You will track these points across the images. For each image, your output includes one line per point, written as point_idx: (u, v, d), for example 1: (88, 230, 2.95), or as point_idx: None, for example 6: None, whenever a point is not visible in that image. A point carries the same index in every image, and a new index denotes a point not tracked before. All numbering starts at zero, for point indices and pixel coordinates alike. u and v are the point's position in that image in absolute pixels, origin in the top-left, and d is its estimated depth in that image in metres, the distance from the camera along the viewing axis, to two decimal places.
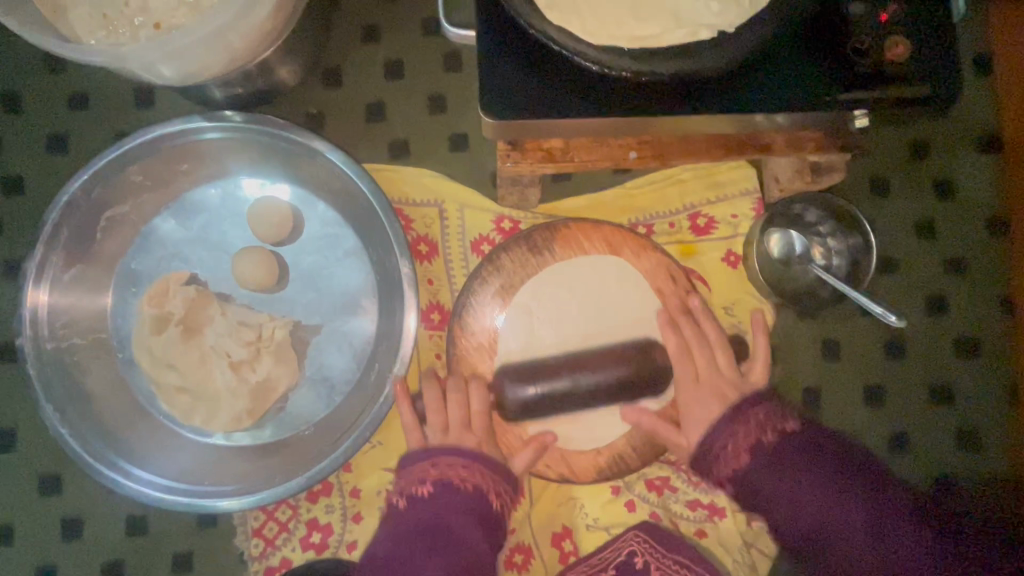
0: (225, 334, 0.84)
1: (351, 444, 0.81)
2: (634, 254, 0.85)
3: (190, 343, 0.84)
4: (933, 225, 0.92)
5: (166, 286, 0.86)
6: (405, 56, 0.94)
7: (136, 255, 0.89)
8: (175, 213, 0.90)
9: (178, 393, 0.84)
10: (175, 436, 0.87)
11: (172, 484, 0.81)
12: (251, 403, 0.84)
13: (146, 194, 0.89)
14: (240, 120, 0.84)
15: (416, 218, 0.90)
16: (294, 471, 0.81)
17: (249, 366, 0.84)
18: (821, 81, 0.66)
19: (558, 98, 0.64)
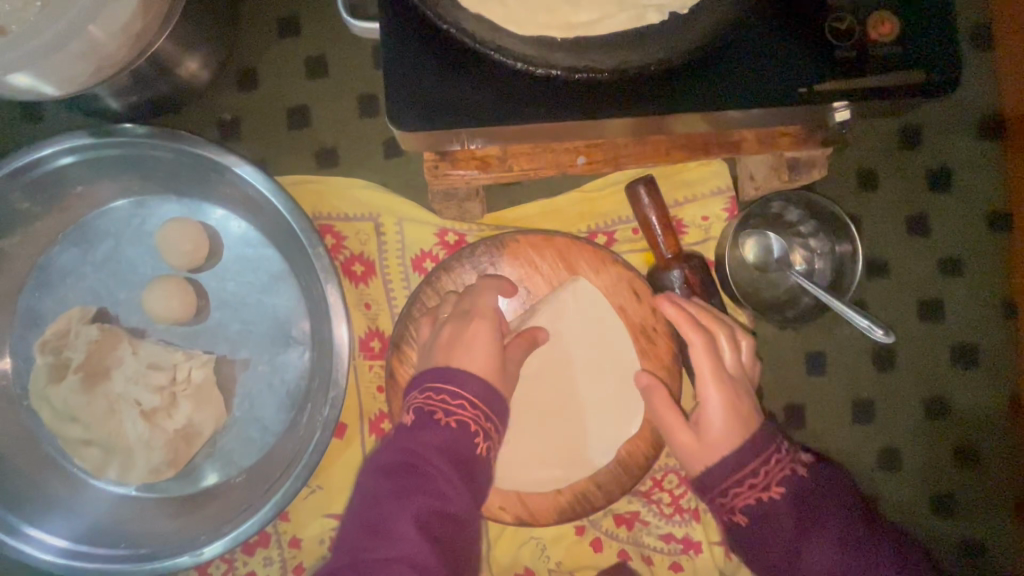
0: (135, 379, 0.74)
1: (281, 498, 0.72)
2: (592, 270, 0.75)
3: (96, 392, 0.74)
4: (926, 220, 0.83)
5: (67, 326, 0.76)
6: (328, 50, 0.82)
7: (35, 291, 0.79)
8: (76, 241, 0.80)
9: (88, 446, 0.76)
10: (92, 487, 0.79)
11: (80, 547, 0.73)
12: (169, 454, 0.75)
13: (40, 221, 0.78)
14: (134, 134, 0.73)
15: (349, 235, 0.81)
16: (221, 528, 0.73)
17: (164, 414, 0.74)
18: (796, 67, 0.55)
19: (482, 101, 0.53)
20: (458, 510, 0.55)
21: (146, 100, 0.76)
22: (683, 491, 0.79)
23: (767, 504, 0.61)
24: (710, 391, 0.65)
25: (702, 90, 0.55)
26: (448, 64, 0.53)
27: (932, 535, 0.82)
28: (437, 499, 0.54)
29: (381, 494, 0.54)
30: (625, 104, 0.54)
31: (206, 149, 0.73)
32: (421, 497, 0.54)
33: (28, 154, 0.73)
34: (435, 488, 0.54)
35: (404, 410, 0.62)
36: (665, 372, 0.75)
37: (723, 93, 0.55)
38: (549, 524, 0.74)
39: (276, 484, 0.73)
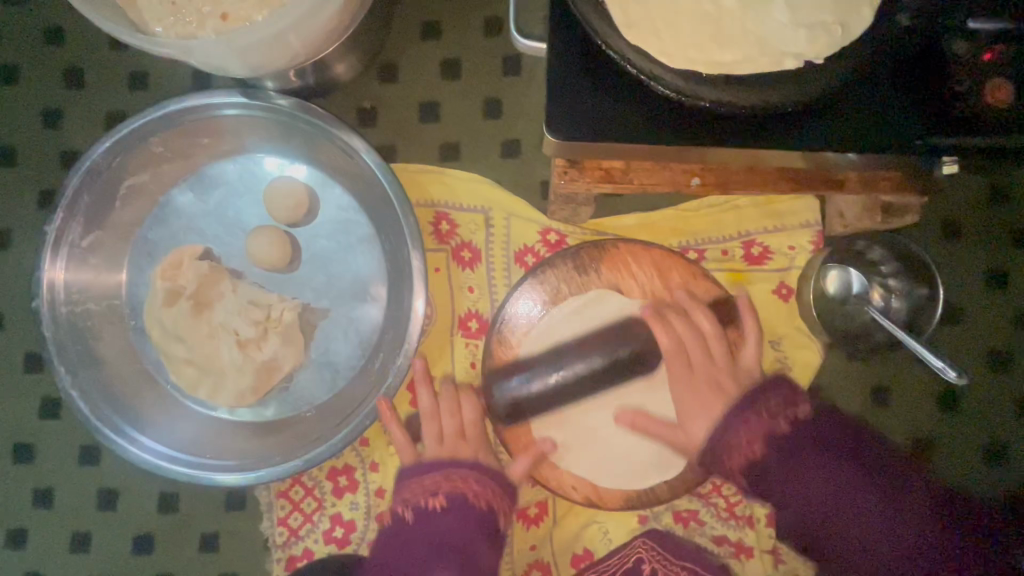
0: (235, 313, 0.84)
1: (350, 432, 0.81)
2: (683, 281, 0.82)
3: (201, 318, 0.84)
4: (1005, 275, 0.87)
5: (180, 258, 0.86)
6: (463, 56, 0.92)
7: (153, 225, 0.89)
8: (194, 185, 0.90)
9: (186, 364, 0.86)
10: (181, 405, 0.89)
11: (171, 451, 0.83)
12: (255, 381, 0.85)
13: (167, 164, 0.89)
14: (284, 106, 0.84)
15: (462, 223, 0.89)
16: (294, 452, 0.82)
17: (256, 345, 0.85)
18: (913, 121, 0.61)
19: (627, 121, 0.60)
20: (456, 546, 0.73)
21: (303, 85, 0.86)
22: (739, 498, 0.85)
23: (756, 459, 0.70)
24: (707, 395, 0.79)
25: (826, 132, 0.61)
26: (601, 87, 0.60)
27: None
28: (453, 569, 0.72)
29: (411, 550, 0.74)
30: (755, 138, 0.60)
31: (332, 123, 0.83)
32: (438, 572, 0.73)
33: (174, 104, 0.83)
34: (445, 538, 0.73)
35: (424, 493, 0.76)
36: None
37: (842, 137, 0.61)
38: (614, 508, 0.81)
39: (346, 420, 0.83)
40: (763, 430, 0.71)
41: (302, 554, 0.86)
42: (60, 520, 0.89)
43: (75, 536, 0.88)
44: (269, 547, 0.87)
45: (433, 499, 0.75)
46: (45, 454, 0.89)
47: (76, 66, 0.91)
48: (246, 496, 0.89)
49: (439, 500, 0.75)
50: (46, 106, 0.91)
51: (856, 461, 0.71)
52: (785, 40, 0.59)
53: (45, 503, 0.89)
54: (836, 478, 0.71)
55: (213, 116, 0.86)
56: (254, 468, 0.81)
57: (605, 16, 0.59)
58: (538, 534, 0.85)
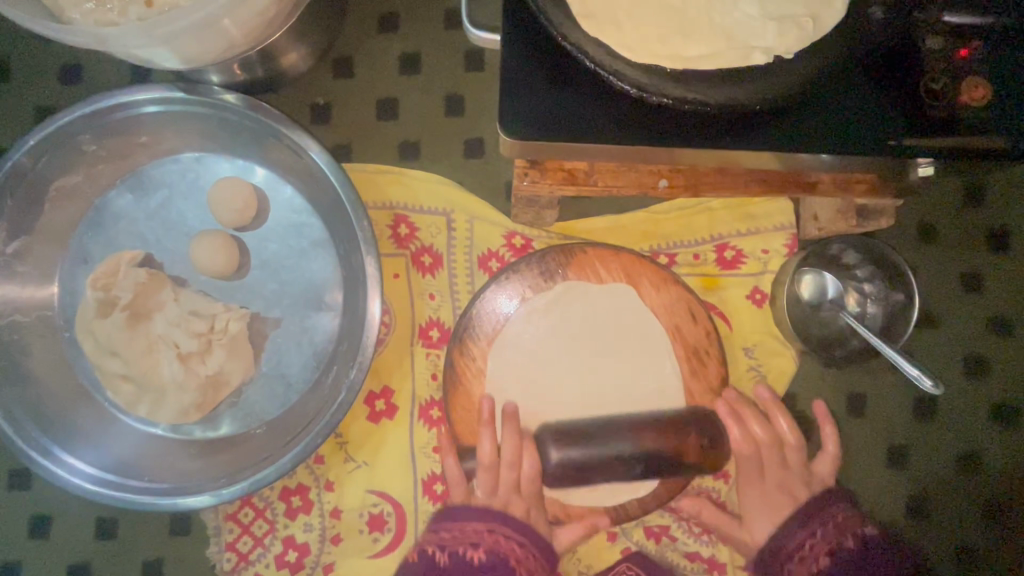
0: (175, 323, 0.78)
1: (300, 451, 0.76)
2: (653, 287, 0.78)
3: (138, 330, 0.78)
4: (980, 278, 0.85)
5: (117, 265, 0.80)
6: (423, 50, 0.87)
7: (88, 230, 0.83)
8: (132, 187, 0.84)
9: (123, 380, 0.79)
10: (120, 423, 0.83)
11: (104, 474, 0.77)
12: (199, 397, 0.79)
13: (101, 164, 0.82)
14: (226, 101, 0.78)
15: (422, 226, 0.84)
16: (240, 473, 0.76)
17: (199, 359, 0.79)
18: (885, 121, 0.58)
19: (587, 120, 0.56)
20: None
21: (250, 79, 0.81)
22: (712, 512, 0.82)
23: (815, 570, 0.69)
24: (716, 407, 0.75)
25: (797, 132, 0.57)
26: (560, 83, 0.56)
27: None
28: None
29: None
30: (722, 137, 0.57)
31: (279, 120, 0.77)
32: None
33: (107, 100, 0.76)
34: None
35: (462, 542, 0.70)
36: (712, 394, 0.77)
37: (815, 136, 0.57)
38: (583, 526, 0.77)
39: (297, 437, 0.77)
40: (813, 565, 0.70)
41: None
42: None
43: (4, 566, 0.82)
44: (217, 573, 0.82)
45: (472, 551, 0.70)
46: None
47: (1, 58, 0.84)
48: (192, 519, 0.83)
49: (479, 552, 0.69)
50: None
51: (874, 561, 0.70)
52: (754, 34, 0.56)
53: None
54: (856, 566, 0.69)
55: (149, 112, 0.80)
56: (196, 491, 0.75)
57: (563, 6, 0.55)
58: None
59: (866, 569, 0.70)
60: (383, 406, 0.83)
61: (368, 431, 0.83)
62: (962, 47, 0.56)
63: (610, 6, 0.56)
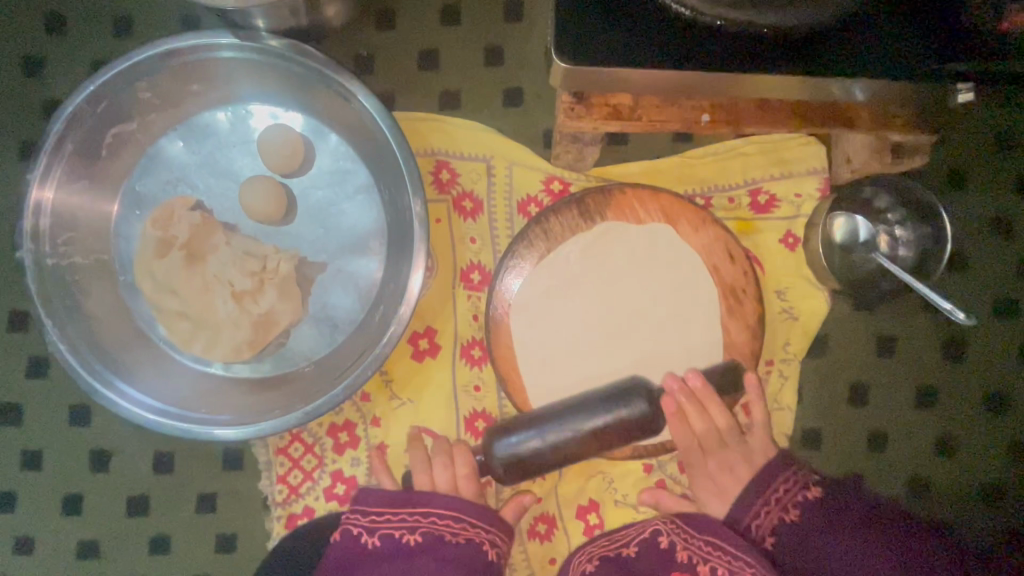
0: (229, 263, 0.81)
1: (352, 384, 0.79)
2: (690, 227, 0.80)
3: (194, 270, 0.81)
4: (1010, 222, 0.87)
5: (172, 210, 0.83)
6: (464, 0, 0.89)
7: (142, 176, 0.86)
8: (184, 134, 0.87)
9: (179, 318, 0.82)
10: (174, 362, 0.86)
11: (164, 406, 0.80)
12: (252, 335, 0.82)
13: (155, 113, 0.85)
14: (275, 46, 0.79)
15: (463, 172, 0.87)
16: (294, 405, 0.80)
17: (252, 298, 0.82)
18: (927, 46, 0.60)
19: (640, 46, 0.58)
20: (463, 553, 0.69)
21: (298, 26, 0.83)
22: None
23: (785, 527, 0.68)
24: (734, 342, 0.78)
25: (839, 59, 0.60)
26: (612, 9, 0.58)
27: (976, 523, 0.87)
28: (447, 547, 0.69)
29: (404, 557, 0.68)
30: (771, 62, 0.59)
31: (328, 67, 0.79)
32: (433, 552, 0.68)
33: (161, 46, 0.78)
34: (450, 555, 0.68)
35: (387, 523, 0.71)
36: (747, 330, 0.79)
37: (856, 62, 0.60)
38: (621, 457, 0.80)
39: (347, 372, 0.81)
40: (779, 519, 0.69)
41: (303, 512, 0.84)
42: (50, 482, 0.86)
43: (66, 498, 0.86)
44: (269, 505, 0.85)
45: (405, 535, 0.70)
46: (33, 415, 0.86)
47: (57, 10, 0.87)
48: (244, 455, 0.87)
49: (412, 534, 0.70)
50: (27, 51, 0.87)
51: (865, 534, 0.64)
52: None
53: (35, 465, 0.86)
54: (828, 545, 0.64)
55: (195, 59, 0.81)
56: (253, 422, 0.78)
57: None
58: (544, 487, 0.84)
59: (878, 542, 0.63)
60: (427, 345, 0.86)
61: (412, 370, 0.86)
62: None
63: None
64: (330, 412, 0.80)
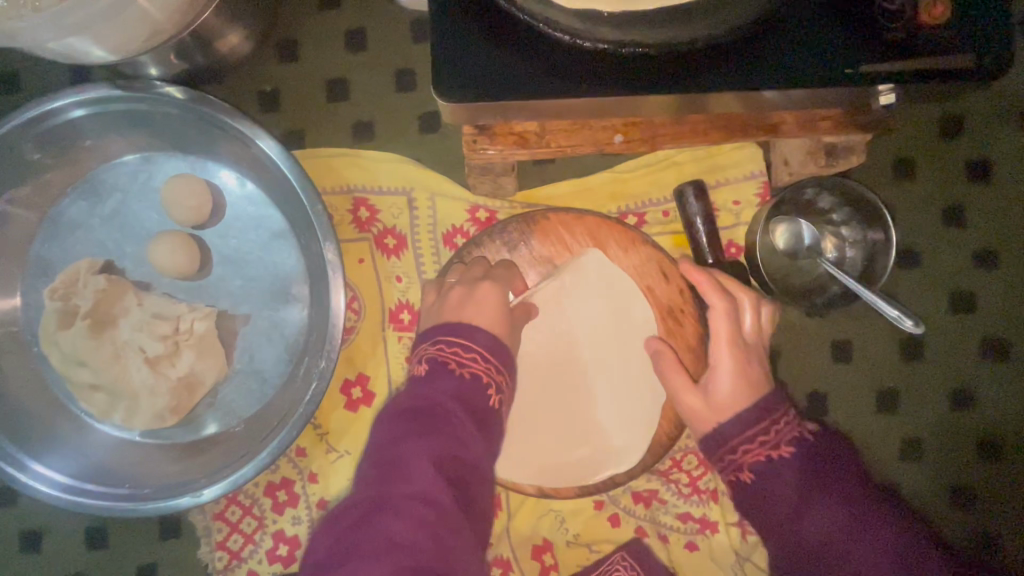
0: (139, 328, 0.77)
1: (277, 446, 0.74)
2: (621, 249, 0.75)
3: (103, 337, 0.77)
4: (961, 211, 0.82)
5: (76, 275, 0.78)
6: (368, 24, 0.83)
7: (45, 241, 0.81)
8: (84, 194, 0.82)
9: (94, 389, 0.78)
10: (98, 433, 0.82)
11: (84, 484, 0.76)
12: (173, 400, 0.78)
13: (50, 173, 0.80)
14: (166, 94, 0.75)
15: (382, 208, 0.82)
16: (219, 473, 0.76)
17: (168, 362, 0.77)
18: (843, 47, 0.55)
19: (527, 75, 0.53)
20: (474, 458, 0.56)
21: (191, 69, 0.77)
22: (702, 472, 0.81)
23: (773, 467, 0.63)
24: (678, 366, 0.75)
25: (748, 68, 0.54)
26: (494, 38, 0.53)
27: (947, 529, 0.83)
28: (457, 445, 0.56)
29: (395, 434, 0.56)
30: (670, 81, 0.54)
31: (224, 113, 0.75)
32: (438, 442, 0.55)
33: (44, 105, 0.74)
34: (450, 449, 0.55)
35: (414, 361, 0.65)
36: (690, 352, 0.75)
37: (767, 70, 0.54)
38: (569, 497, 0.76)
39: (272, 433, 0.76)
40: (766, 456, 0.64)
41: None
42: None
43: None
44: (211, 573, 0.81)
45: (444, 354, 0.64)
46: None
47: None
48: (181, 522, 0.83)
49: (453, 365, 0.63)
50: None
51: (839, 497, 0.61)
52: None
53: None
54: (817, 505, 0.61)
55: (87, 115, 0.77)
56: (177, 494, 0.74)
57: None
58: (494, 532, 0.80)
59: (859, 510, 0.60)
60: (360, 394, 0.82)
61: (347, 420, 0.82)
62: None
63: None
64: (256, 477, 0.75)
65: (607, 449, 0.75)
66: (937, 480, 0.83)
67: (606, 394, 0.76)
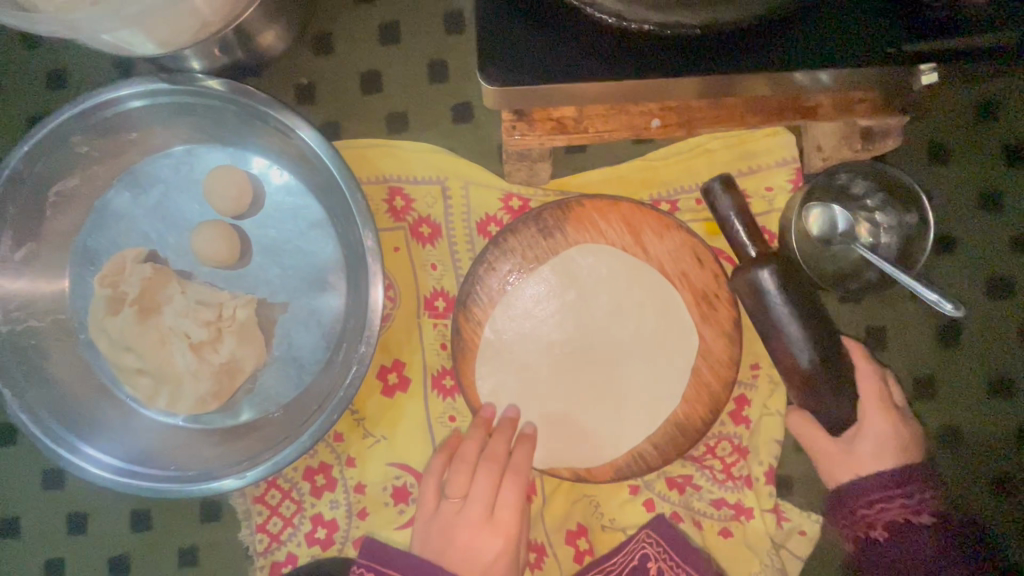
0: (184, 314, 0.79)
1: (318, 429, 0.76)
2: (655, 235, 0.76)
3: (148, 324, 0.79)
4: (998, 196, 0.82)
5: (123, 263, 0.81)
6: (403, 18, 0.85)
7: (92, 232, 0.84)
8: (129, 185, 0.84)
9: (140, 374, 0.81)
10: (142, 418, 0.84)
11: (131, 466, 0.77)
12: (215, 385, 0.80)
13: (97, 166, 0.83)
14: (210, 87, 0.77)
15: (417, 197, 0.83)
16: (261, 455, 0.78)
17: (211, 347, 0.79)
18: (883, 29, 0.55)
19: (570, 59, 0.54)
20: None
21: (232, 63, 0.79)
22: (736, 458, 0.81)
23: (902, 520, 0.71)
24: (710, 349, 0.76)
25: (789, 49, 0.55)
26: (537, 22, 0.55)
27: (985, 517, 0.82)
28: None
29: None
30: (710, 62, 0.54)
31: (266, 105, 0.77)
32: None
33: (95, 99, 0.77)
34: None
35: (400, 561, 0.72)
36: (725, 338, 0.76)
37: (808, 52, 0.55)
38: (604, 480, 0.77)
39: (311, 418, 0.78)
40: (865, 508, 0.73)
41: (286, 560, 0.82)
42: (31, 547, 0.85)
43: (48, 563, 0.85)
44: (251, 555, 0.83)
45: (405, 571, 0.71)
46: (7, 482, 0.85)
47: None
48: (222, 506, 0.85)
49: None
50: None
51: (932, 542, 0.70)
52: None
53: (14, 533, 0.85)
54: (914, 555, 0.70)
55: (134, 107, 0.80)
56: (222, 476, 0.76)
57: None
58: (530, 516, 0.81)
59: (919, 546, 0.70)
60: (396, 379, 0.83)
61: (383, 405, 0.83)
62: None
63: None
64: (297, 460, 0.77)
65: (641, 433, 0.76)
66: (979, 471, 0.82)
67: (650, 378, 0.76)
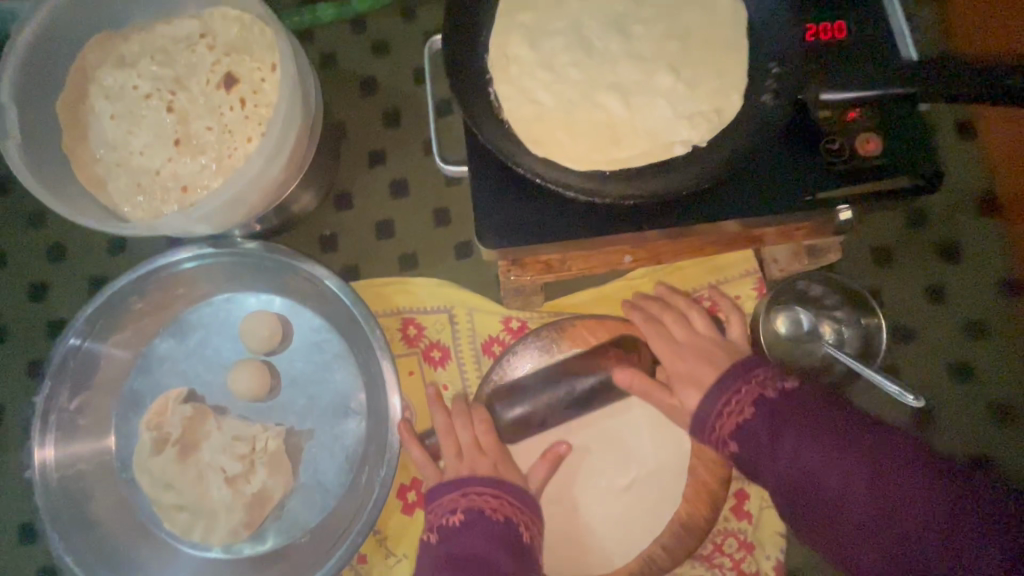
0: (221, 450, 0.87)
1: (345, 553, 0.82)
2: (641, 348, 0.86)
3: (189, 461, 0.87)
4: (942, 289, 0.92)
5: (165, 404, 0.89)
6: (409, 175, 1.01)
7: (137, 375, 0.93)
8: (173, 332, 0.95)
9: (178, 510, 0.87)
10: (175, 553, 0.89)
11: None
12: (247, 515, 0.85)
13: (146, 318, 0.95)
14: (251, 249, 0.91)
15: (428, 324, 0.94)
16: None
17: (244, 479, 0.86)
18: (800, 180, 0.68)
19: (549, 224, 0.67)
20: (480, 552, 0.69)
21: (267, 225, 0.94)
22: (743, 554, 0.84)
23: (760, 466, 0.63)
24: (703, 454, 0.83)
25: (725, 203, 0.68)
26: (520, 196, 0.68)
27: None
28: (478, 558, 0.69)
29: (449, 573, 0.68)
30: (665, 219, 0.67)
31: (294, 259, 0.90)
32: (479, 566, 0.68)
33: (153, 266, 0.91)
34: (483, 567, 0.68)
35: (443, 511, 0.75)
36: None
37: (741, 204, 0.68)
38: None
39: (339, 541, 0.84)
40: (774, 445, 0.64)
41: None
42: None
43: None
44: None
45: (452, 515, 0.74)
46: None
47: (59, 242, 0.99)
48: None
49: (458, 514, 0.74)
50: (32, 283, 0.98)
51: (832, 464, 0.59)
52: (672, 132, 0.69)
53: None
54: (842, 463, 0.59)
55: (185, 268, 0.93)
56: None
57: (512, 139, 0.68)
58: None
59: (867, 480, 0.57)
60: (415, 497, 0.89)
61: (403, 524, 0.88)
62: (848, 113, 0.68)
63: (550, 131, 0.69)
64: None
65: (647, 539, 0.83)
66: None
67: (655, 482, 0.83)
